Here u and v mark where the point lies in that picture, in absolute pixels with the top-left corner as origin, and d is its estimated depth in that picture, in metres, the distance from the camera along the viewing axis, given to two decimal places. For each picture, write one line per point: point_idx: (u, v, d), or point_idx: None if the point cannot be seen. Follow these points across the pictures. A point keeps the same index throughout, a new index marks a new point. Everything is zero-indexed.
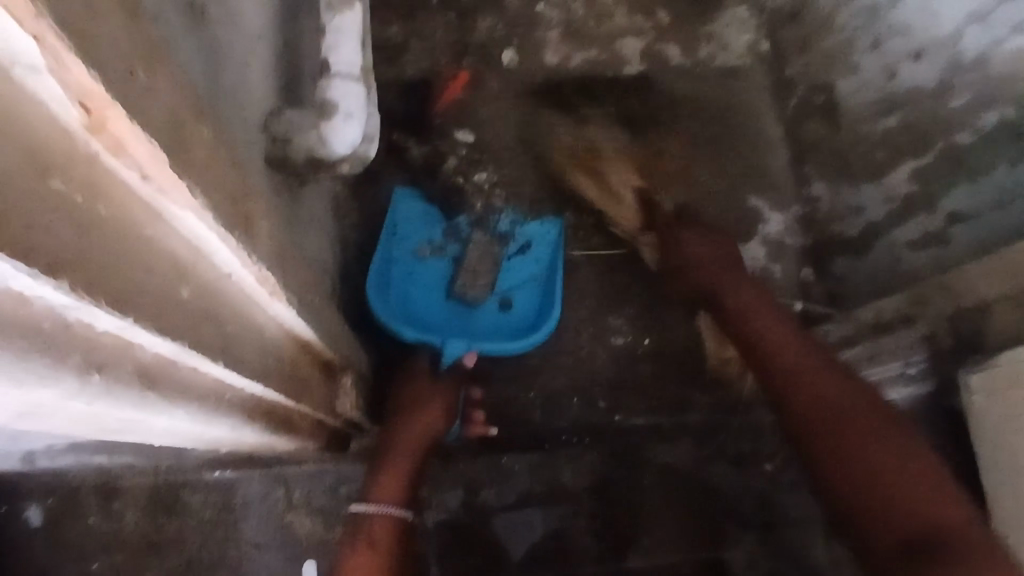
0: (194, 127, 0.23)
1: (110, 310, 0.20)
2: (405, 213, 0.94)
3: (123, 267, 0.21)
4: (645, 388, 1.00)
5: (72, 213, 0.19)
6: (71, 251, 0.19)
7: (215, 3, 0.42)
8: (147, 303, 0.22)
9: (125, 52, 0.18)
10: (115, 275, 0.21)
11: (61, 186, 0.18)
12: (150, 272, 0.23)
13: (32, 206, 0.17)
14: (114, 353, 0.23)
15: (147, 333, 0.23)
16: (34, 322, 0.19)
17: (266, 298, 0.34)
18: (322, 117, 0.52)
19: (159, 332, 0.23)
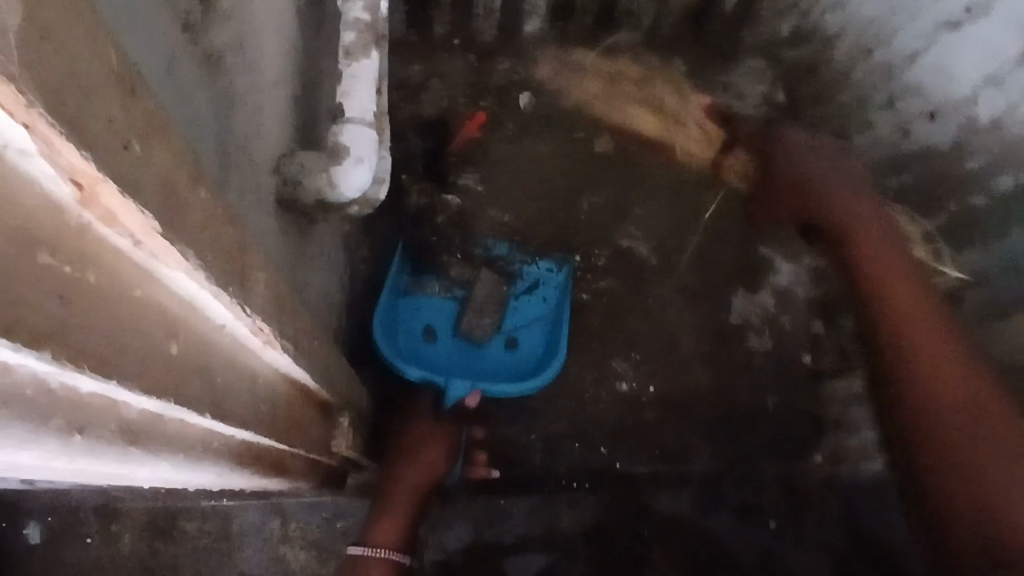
0: (189, 190, 0.24)
1: (94, 375, 0.20)
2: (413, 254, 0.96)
3: (111, 331, 0.21)
4: (648, 436, 0.98)
5: (61, 285, 0.19)
6: (59, 322, 0.19)
7: (232, 51, 0.43)
8: (134, 365, 0.23)
9: (120, 129, 0.19)
10: (102, 340, 0.21)
11: (52, 261, 0.19)
12: (140, 331, 0.23)
13: (23, 282, 0.18)
14: (99, 412, 0.23)
15: (130, 393, 0.23)
16: (18, 391, 0.19)
17: (259, 346, 0.35)
18: (334, 160, 0.53)
19: (144, 391, 0.23)
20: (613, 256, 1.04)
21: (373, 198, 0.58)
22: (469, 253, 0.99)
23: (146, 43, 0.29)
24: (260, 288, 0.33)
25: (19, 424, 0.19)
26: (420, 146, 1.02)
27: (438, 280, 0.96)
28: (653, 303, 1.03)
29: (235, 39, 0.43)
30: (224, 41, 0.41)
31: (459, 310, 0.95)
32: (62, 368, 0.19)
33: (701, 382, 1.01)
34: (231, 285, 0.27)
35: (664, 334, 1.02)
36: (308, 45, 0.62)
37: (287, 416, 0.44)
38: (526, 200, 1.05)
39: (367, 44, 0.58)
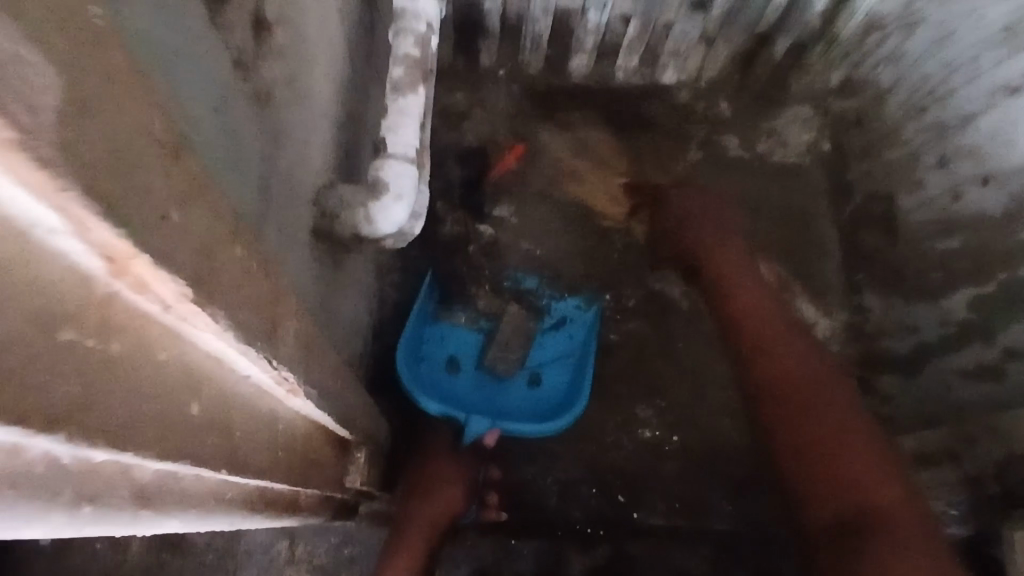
0: (226, 247, 0.23)
1: (107, 447, 0.20)
2: (442, 281, 0.96)
3: (130, 398, 0.21)
4: (667, 487, 0.95)
5: (81, 360, 0.19)
6: (77, 399, 0.18)
7: (283, 85, 0.43)
8: (150, 431, 0.22)
9: (161, 198, 0.18)
10: (121, 408, 0.20)
11: (74, 335, 0.18)
12: (159, 394, 0.22)
13: (39, 361, 0.17)
14: (113, 478, 0.22)
15: (145, 458, 0.22)
16: (26, 468, 0.18)
17: (284, 394, 0.34)
18: (374, 196, 0.53)
19: (158, 455, 0.22)
20: (644, 298, 1.02)
21: (407, 233, 0.57)
22: (497, 286, 0.98)
23: (196, 85, 0.28)
24: (288, 336, 0.32)
25: (11, 507, 0.18)
26: (460, 174, 1.01)
27: (465, 311, 0.95)
28: (682, 350, 1.01)
29: (285, 73, 0.43)
30: (275, 77, 0.41)
31: (484, 343, 0.94)
32: (76, 445, 0.18)
33: (726, 435, 0.98)
34: (259, 340, 0.26)
35: (691, 384, 1.00)
36: (357, 75, 0.62)
37: (305, 458, 0.43)
38: (559, 236, 1.03)
39: (415, 81, 0.58)
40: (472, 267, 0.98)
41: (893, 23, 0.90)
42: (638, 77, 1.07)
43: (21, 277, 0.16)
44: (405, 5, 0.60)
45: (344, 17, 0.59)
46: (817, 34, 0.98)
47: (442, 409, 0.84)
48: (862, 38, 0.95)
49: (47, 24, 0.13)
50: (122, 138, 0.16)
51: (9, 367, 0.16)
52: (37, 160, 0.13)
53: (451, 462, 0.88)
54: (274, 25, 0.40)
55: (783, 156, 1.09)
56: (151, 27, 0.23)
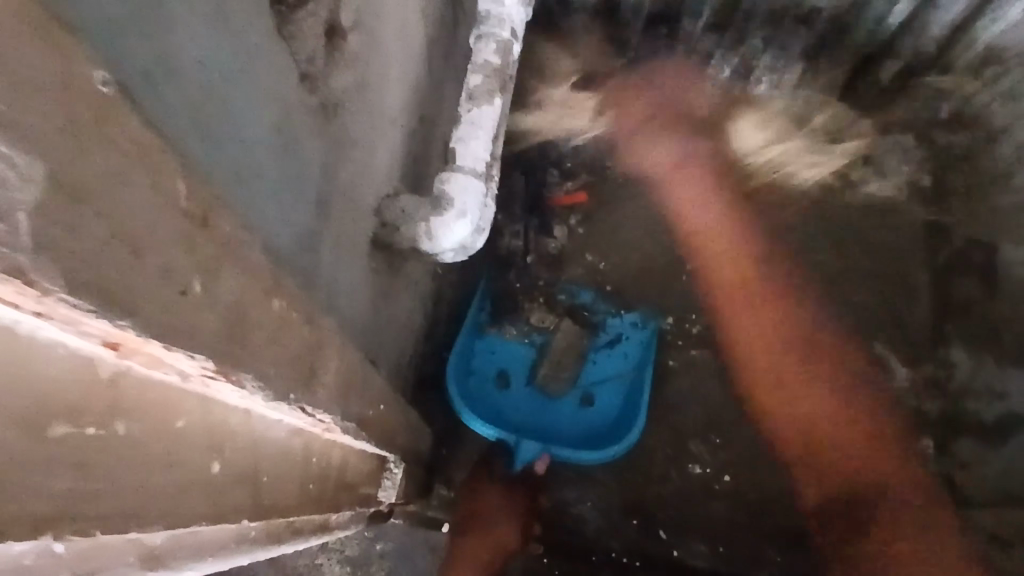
0: (269, 303, 0.22)
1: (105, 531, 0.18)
2: (492, 290, 0.93)
3: (136, 471, 0.19)
4: (713, 530, 0.91)
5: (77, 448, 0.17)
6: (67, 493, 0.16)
7: (353, 94, 0.41)
8: (160, 501, 0.21)
9: (178, 269, 0.16)
10: (126, 486, 0.19)
11: (70, 428, 0.17)
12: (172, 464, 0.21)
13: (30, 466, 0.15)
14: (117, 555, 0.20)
15: (154, 530, 0.21)
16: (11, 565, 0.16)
17: (317, 430, 0.32)
18: (436, 210, 0.51)
19: (170, 525, 0.21)
20: (708, 325, 0.97)
21: (468, 248, 0.55)
22: (552, 300, 0.94)
23: (245, 116, 0.27)
24: (330, 375, 0.31)
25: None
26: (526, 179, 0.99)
27: (513, 322, 0.92)
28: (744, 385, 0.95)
29: (357, 81, 0.41)
30: (345, 86, 0.39)
31: (535, 358, 0.91)
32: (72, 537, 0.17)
33: (783, 484, 0.92)
34: (291, 392, 0.24)
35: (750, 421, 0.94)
36: (433, 78, 0.60)
37: (336, 481, 0.42)
38: (626, 250, 0.99)
39: (492, 89, 0.56)
40: (525, 280, 0.95)
41: (1015, 58, 0.87)
42: (727, 90, 1.01)
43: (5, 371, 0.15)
44: (490, 11, 0.59)
45: (426, 17, 0.56)
46: (931, 58, 0.92)
47: (497, 434, 0.85)
48: (978, 68, 0.91)
49: (33, 102, 0.12)
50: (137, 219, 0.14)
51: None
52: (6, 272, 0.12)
53: (498, 492, 0.89)
54: (348, 31, 0.38)
55: (874, 191, 0.99)
56: (161, 60, 0.21)
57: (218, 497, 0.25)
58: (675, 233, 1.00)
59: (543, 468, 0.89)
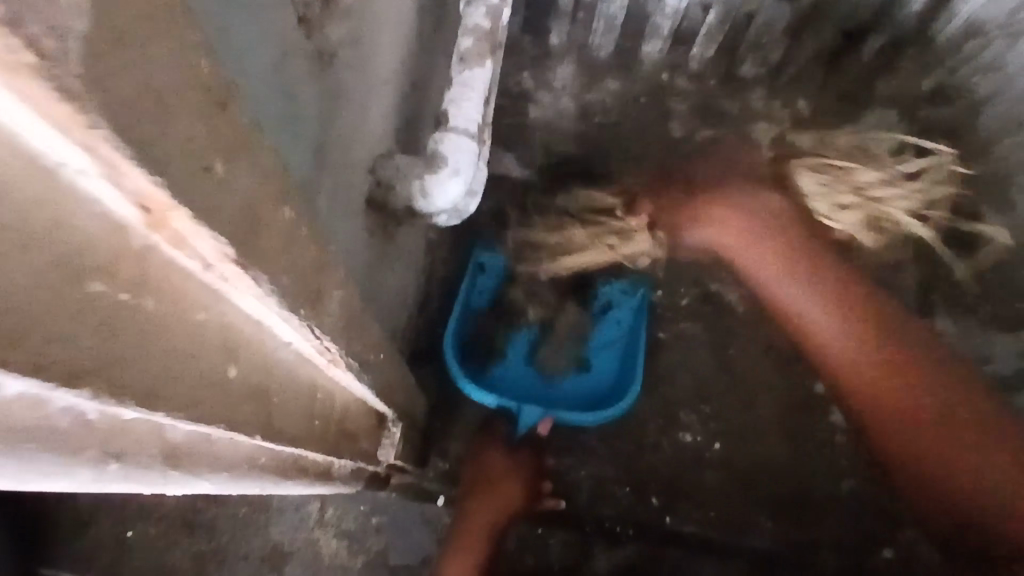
0: (280, 211, 0.23)
1: (137, 407, 0.21)
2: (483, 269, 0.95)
3: (156, 356, 0.21)
4: (704, 497, 0.93)
5: (107, 314, 0.19)
6: (100, 356, 0.19)
7: (348, 48, 0.42)
8: (181, 392, 0.22)
9: (205, 147, 0.17)
10: (150, 366, 0.21)
11: (103, 287, 0.19)
12: (193, 357, 0.23)
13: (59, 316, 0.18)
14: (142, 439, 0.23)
15: (177, 420, 0.23)
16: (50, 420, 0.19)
17: (325, 363, 0.33)
18: (431, 170, 0.51)
19: (192, 419, 0.23)
20: (698, 298, 0.98)
21: (462, 211, 0.57)
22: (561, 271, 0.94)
23: (254, 44, 0.28)
24: (334, 307, 0.31)
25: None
26: (516, 159, 1.00)
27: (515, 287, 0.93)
28: (733, 357, 0.97)
29: (353, 36, 0.42)
30: (340, 37, 0.40)
31: (532, 334, 0.94)
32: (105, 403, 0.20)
33: (772, 453, 0.94)
34: (301, 308, 0.26)
35: (739, 391, 0.96)
36: (424, 46, 0.61)
37: (339, 431, 0.42)
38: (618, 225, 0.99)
39: (483, 54, 0.57)
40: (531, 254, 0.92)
41: (995, 30, 0.87)
42: (712, 68, 1.02)
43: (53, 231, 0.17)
44: None
45: None
46: (911, 35, 0.94)
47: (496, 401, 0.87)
48: (960, 43, 0.92)
49: None
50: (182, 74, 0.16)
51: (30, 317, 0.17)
52: (56, 88, 0.13)
53: (502, 455, 0.90)
54: None
55: None
56: None
57: (236, 404, 0.26)
58: None
59: (547, 428, 0.90)
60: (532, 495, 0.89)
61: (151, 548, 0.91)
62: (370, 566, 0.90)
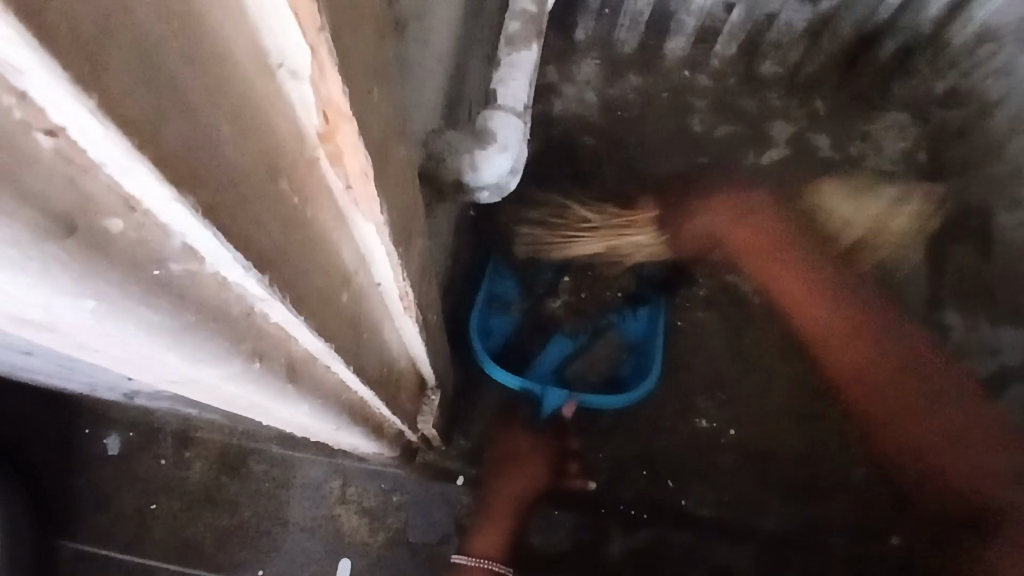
0: (396, 146, 0.26)
1: (289, 307, 0.24)
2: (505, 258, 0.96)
3: (303, 268, 0.23)
4: (719, 480, 0.95)
5: (286, 210, 0.21)
6: (277, 251, 0.21)
7: (417, 22, 0.43)
8: (312, 304, 0.25)
9: (364, 68, 0.19)
10: (297, 279, 0.23)
11: (285, 186, 0.20)
12: (324, 274, 0.25)
13: (261, 205, 0.19)
14: (275, 343, 0.27)
15: (308, 331, 0.26)
16: (227, 306, 0.23)
17: (399, 311, 0.35)
18: (480, 144, 0.54)
19: (317, 332, 0.26)
20: (716, 289, 1.00)
21: (502, 189, 0.57)
22: (590, 266, 0.95)
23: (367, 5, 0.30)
24: (413, 254, 0.34)
25: (169, 321, 0.21)
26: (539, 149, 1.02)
27: (543, 279, 0.95)
28: (749, 346, 0.99)
29: (420, 9, 0.44)
30: (410, 10, 0.41)
31: (558, 330, 0.95)
32: (274, 295, 0.22)
33: (784, 438, 0.96)
34: (399, 244, 0.28)
35: (755, 379, 0.98)
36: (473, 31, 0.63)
37: (396, 385, 0.44)
38: None
39: (529, 37, 0.61)
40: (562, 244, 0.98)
41: (1011, 37, 0.91)
42: (732, 66, 1.04)
43: (257, 132, 0.17)
44: None
45: None
46: (925, 40, 0.97)
47: (521, 383, 0.88)
48: (972, 49, 0.96)
49: None
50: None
51: (246, 205, 0.18)
52: None
53: (524, 434, 0.94)
54: None
55: (874, 165, 1.05)
56: None
57: (337, 324, 0.28)
58: None
59: (569, 412, 0.92)
60: (556, 474, 0.93)
61: (172, 521, 0.92)
62: (391, 543, 0.92)
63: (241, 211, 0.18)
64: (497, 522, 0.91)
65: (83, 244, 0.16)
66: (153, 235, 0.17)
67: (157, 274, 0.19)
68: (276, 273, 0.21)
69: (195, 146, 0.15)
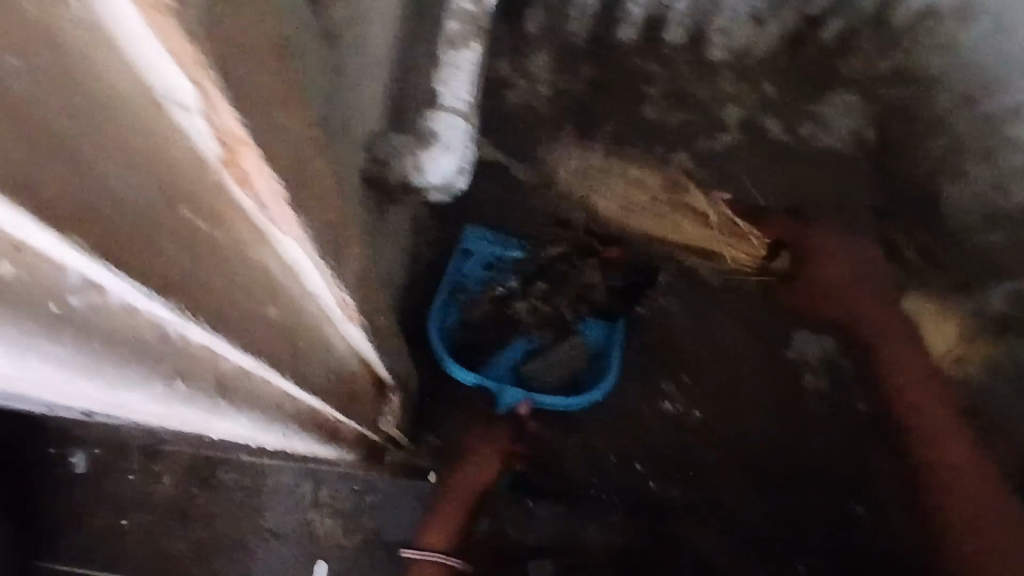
0: (315, 162, 0.26)
1: (204, 325, 0.25)
2: (474, 248, 0.96)
3: (215, 282, 0.25)
4: (686, 461, 0.97)
5: (194, 234, 0.23)
6: (181, 273, 0.22)
7: (351, 29, 0.43)
8: (236, 322, 0.26)
9: (271, 96, 0.21)
10: (213, 296, 0.25)
11: (188, 212, 0.23)
12: (245, 291, 0.27)
13: (150, 228, 0.22)
14: (198, 357, 0.29)
15: (232, 348, 0.27)
16: (136, 324, 0.25)
17: (342, 320, 0.36)
18: (425, 145, 0.54)
19: (243, 350, 0.28)
20: (677, 274, 1.01)
21: (453, 188, 0.57)
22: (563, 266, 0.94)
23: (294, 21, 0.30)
24: (350, 263, 0.34)
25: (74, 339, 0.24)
26: (495, 146, 1.03)
27: (507, 285, 0.95)
28: (713, 329, 1.01)
29: (353, 14, 0.44)
30: (344, 19, 0.42)
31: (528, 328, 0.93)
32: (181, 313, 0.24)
33: (748, 417, 0.99)
34: (331, 261, 0.29)
35: (717, 360, 1.00)
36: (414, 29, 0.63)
37: (349, 389, 0.45)
38: None
39: (468, 36, 0.61)
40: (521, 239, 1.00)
41: (948, 12, 0.96)
42: (683, 53, 1.05)
43: (148, 153, 0.20)
44: None
45: None
46: (868, 18, 1.02)
47: (476, 379, 0.87)
48: (914, 24, 0.99)
49: None
50: (248, 36, 0.19)
51: (128, 229, 0.21)
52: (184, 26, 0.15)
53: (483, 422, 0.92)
54: None
55: (827, 142, 1.05)
56: None
57: (268, 339, 0.29)
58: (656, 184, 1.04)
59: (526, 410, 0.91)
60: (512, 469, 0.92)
61: (144, 537, 0.92)
62: (366, 544, 0.92)
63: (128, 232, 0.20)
64: (447, 517, 0.88)
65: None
66: (38, 259, 0.22)
67: (56, 310, 0.24)
68: (180, 293, 0.23)
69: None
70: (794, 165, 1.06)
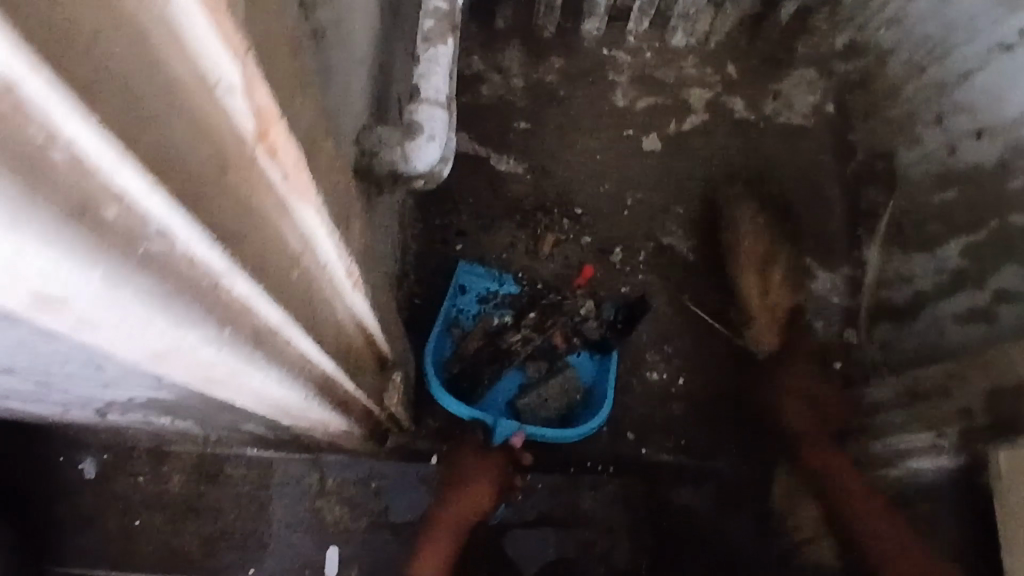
0: (323, 142, 0.31)
1: (247, 276, 0.28)
2: (470, 281, 0.99)
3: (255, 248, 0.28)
4: (674, 427, 1.02)
5: (236, 201, 0.26)
6: (229, 232, 0.26)
7: (334, 29, 0.47)
8: (268, 280, 0.30)
9: (289, 84, 0.25)
10: (254, 258, 0.28)
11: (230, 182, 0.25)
12: (273, 256, 0.30)
13: (210, 196, 0.24)
14: (239, 311, 0.30)
15: (266, 299, 0.31)
16: (197, 279, 0.26)
17: (348, 287, 0.40)
18: (411, 136, 0.58)
19: (272, 300, 0.31)
20: (654, 252, 1.06)
21: (437, 175, 0.62)
22: (559, 301, 1.01)
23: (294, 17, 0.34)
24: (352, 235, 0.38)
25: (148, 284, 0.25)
26: (472, 139, 1.07)
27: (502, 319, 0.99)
28: (693, 302, 1.06)
29: (335, 15, 0.47)
30: (327, 19, 0.45)
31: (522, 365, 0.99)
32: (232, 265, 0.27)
33: (730, 382, 1.04)
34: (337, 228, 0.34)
35: (698, 330, 1.05)
36: (391, 27, 0.67)
37: (355, 358, 0.49)
38: (583, 183, 1.07)
39: (444, 32, 0.65)
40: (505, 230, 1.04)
41: None
42: (648, 39, 1.10)
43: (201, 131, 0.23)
44: None
45: None
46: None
47: (472, 414, 0.91)
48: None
49: None
50: (269, 33, 0.23)
51: (196, 192, 0.23)
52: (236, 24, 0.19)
53: (474, 458, 0.94)
54: None
55: (787, 119, 1.11)
56: None
57: (290, 296, 0.33)
58: (630, 166, 1.08)
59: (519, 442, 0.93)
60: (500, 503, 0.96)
61: (157, 536, 0.95)
62: (374, 526, 0.96)
63: (193, 192, 0.23)
64: (434, 553, 0.90)
65: (86, 224, 0.20)
66: (135, 219, 0.22)
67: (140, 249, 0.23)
68: (231, 248, 0.26)
69: (152, 154, 0.20)
70: (758, 142, 1.11)
